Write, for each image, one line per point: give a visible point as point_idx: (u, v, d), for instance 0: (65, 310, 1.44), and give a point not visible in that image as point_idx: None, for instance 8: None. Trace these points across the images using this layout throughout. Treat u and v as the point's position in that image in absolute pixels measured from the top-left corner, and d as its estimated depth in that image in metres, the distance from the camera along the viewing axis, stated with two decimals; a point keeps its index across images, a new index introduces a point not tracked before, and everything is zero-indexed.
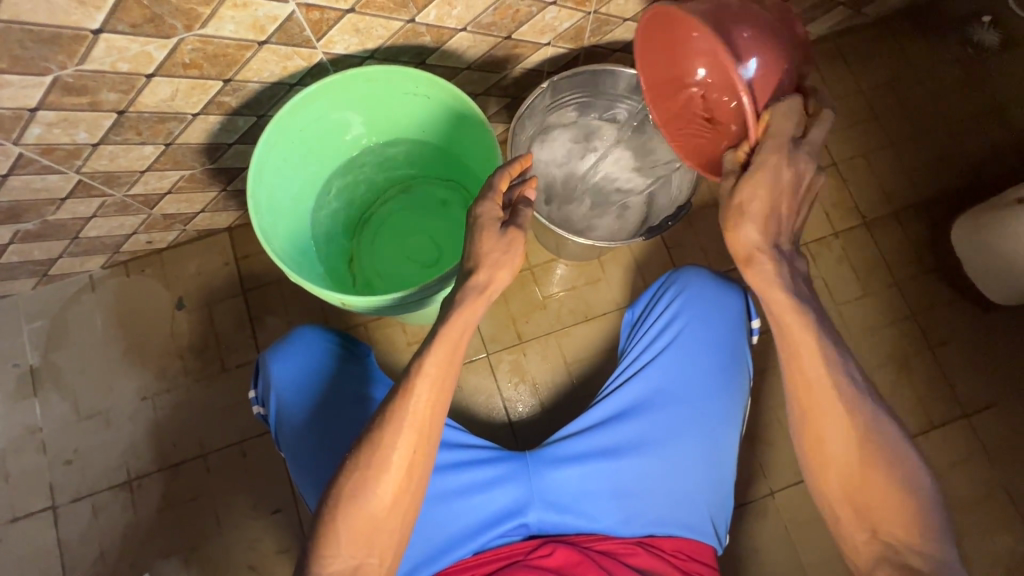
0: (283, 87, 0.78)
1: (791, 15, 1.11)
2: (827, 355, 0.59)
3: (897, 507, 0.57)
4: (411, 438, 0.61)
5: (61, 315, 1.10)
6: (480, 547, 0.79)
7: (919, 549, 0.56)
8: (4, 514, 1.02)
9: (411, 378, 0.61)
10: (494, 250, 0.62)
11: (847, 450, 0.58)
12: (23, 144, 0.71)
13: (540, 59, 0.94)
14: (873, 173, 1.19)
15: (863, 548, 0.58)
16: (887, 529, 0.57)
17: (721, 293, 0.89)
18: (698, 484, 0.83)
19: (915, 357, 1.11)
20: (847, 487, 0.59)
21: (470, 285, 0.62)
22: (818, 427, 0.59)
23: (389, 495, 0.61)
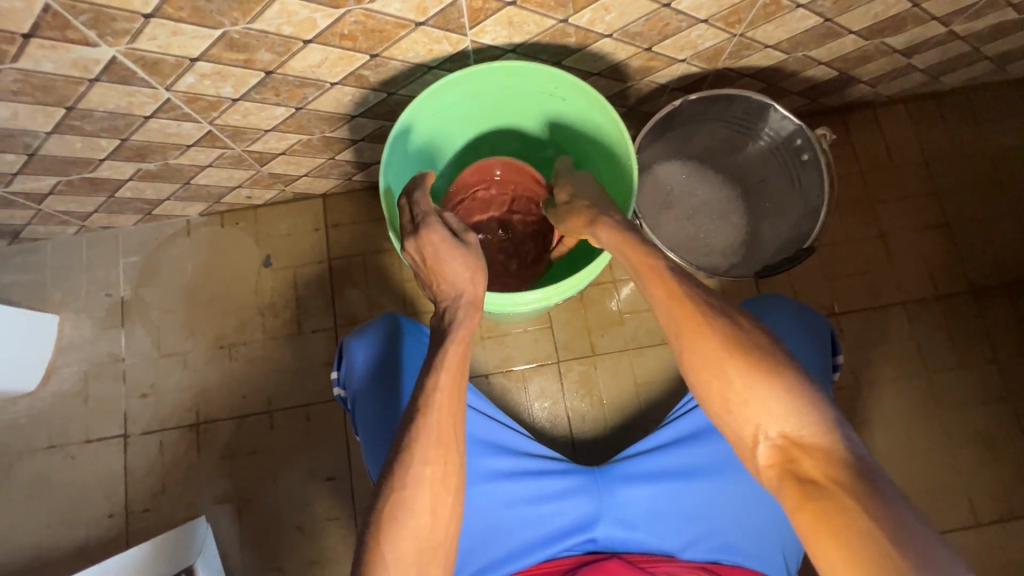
0: (422, 69, 0.78)
1: (933, 62, 1.05)
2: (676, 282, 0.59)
3: (768, 396, 0.53)
4: (439, 449, 0.59)
5: (156, 253, 1.14)
6: (546, 557, 0.79)
7: (807, 442, 0.51)
8: (79, 433, 1.07)
9: (426, 391, 0.62)
10: (466, 268, 0.67)
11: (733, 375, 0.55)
12: (173, 90, 0.73)
13: (670, 74, 0.92)
14: (987, 241, 1.13)
15: (768, 464, 0.53)
16: (773, 430, 0.52)
17: (807, 330, 0.86)
18: (769, 515, 0.80)
19: (1004, 440, 1.05)
20: (750, 412, 0.54)
21: (465, 301, 0.67)
22: (695, 345, 0.57)
23: (428, 509, 0.58)
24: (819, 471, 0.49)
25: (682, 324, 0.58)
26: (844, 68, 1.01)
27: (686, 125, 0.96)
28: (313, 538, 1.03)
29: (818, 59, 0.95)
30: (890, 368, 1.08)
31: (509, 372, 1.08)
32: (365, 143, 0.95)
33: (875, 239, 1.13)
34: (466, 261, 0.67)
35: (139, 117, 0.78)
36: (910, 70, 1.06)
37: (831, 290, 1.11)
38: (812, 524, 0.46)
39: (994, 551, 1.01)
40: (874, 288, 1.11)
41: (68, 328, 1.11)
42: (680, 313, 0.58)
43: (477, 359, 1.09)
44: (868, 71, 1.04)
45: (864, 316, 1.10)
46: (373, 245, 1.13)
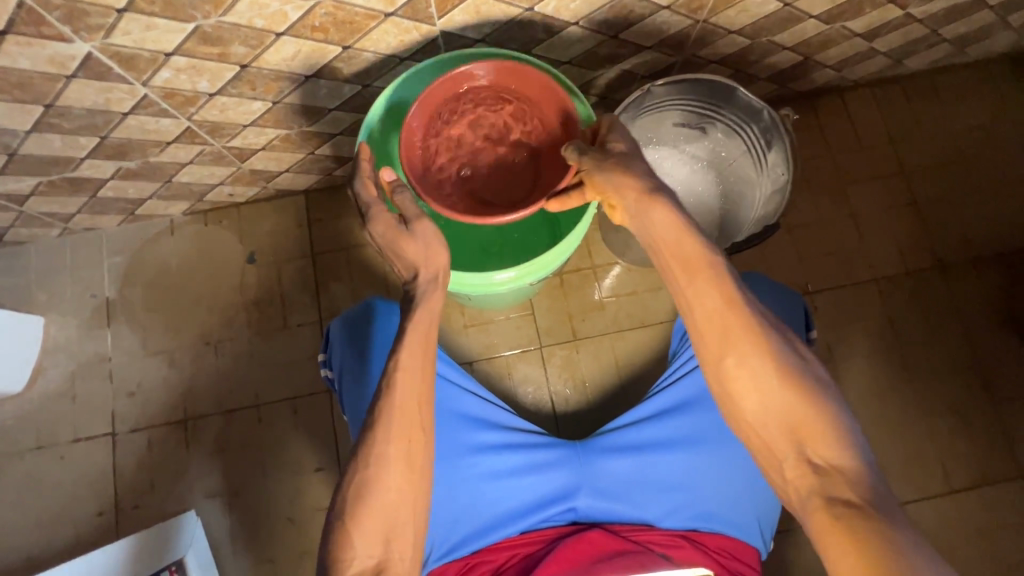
0: (394, 60, 0.80)
1: (894, 45, 1.08)
2: (727, 284, 0.60)
3: (809, 416, 0.55)
4: (406, 429, 0.62)
5: (140, 253, 1.15)
6: (528, 527, 0.81)
7: (843, 468, 0.53)
8: (66, 433, 1.07)
9: (390, 373, 0.64)
10: (421, 249, 0.67)
11: (766, 381, 0.57)
12: (150, 86, 0.74)
13: (639, 62, 0.94)
14: (953, 218, 1.16)
15: (795, 476, 0.55)
16: (812, 449, 0.54)
17: (780, 304, 0.88)
18: (746, 485, 0.82)
19: (975, 409, 1.08)
20: (776, 419, 0.56)
21: (423, 281, 0.68)
22: (739, 353, 0.58)
23: (396, 487, 0.61)
24: (852, 496, 0.51)
25: (727, 327, 0.59)
26: (808, 53, 1.04)
27: (658, 108, 0.98)
28: (304, 529, 1.04)
29: (781, 44, 0.98)
30: (864, 343, 1.11)
31: (493, 358, 1.10)
32: (343, 137, 0.97)
33: (845, 218, 1.16)
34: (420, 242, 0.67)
35: (117, 113, 0.79)
36: (872, 54, 1.10)
37: (804, 269, 1.13)
38: (829, 532, 0.50)
39: (968, 516, 1.04)
40: (846, 266, 1.14)
41: (54, 330, 1.11)
42: (711, 311, 0.59)
43: (462, 347, 1.10)
44: (832, 55, 1.07)
45: (837, 294, 1.13)
46: (355, 239, 1.15)
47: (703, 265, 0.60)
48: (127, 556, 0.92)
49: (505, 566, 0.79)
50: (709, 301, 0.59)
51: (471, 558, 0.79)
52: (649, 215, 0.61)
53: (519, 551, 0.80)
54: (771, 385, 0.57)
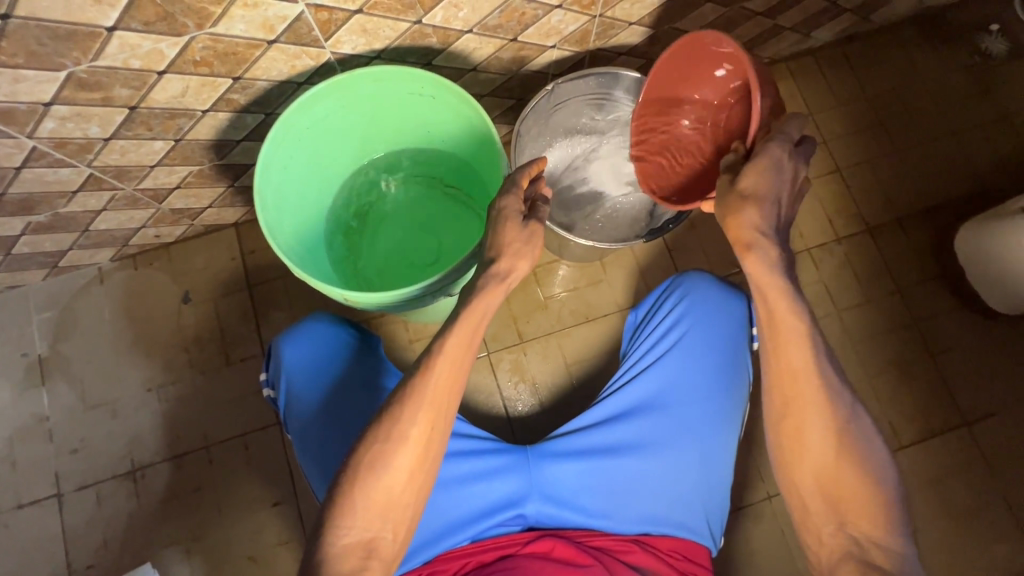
0: (292, 85, 0.79)
1: (798, 21, 1.11)
2: (811, 347, 0.60)
3: (860, 493, 0.59)
4: (426, 413, 0.62)
5: (70, 305, 1.12)
6: (477, 535, 0.81)
7: (883, 543, 0.58)
8: (10, 500, 1.04)
9: (432, 355, 0.62)
10: (516, 240, 0.65)
11: (819, 444, 0.60)
12: (36, 138, 0.72)
13: (546, 61, 0.95)
14: (877, 181, 1.19)
15: (832, 542, 0.60)
16: (854, 522, 0.59)
17: (724, 298, 0.90)
18: (692, 483, 0.84)
19: (915, 363, 1.11)
20: (819, 479, 0.60)
21: (491, 273, 0.64)
22: (799, 420, 0.61)
23: (404, 469, 0.61)
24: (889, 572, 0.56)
25: (792, 390, 0.61)
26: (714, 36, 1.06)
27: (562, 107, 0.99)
28: (267, 566, 1.02)
29: (684, 30, 1.00)
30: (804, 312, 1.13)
31: None
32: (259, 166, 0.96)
33: None
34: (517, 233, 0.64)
35: (10, 168, 0.77)
36: (779, 30, 1.12)
37: None
38: None
39: (918, 469, 1.06)
40: None
41: None
42: (786, 363, 0.61)
43: (409, 362, 1.10)
44: (739, 35, 1.09)
45: None
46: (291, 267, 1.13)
47: (792, 334, 0.60)
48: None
49: None
50: (791, 354, 0.61)
51: (421, 568, 0.78)
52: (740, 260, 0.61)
53: (469, 560, 0.78)
54: (823, 451, 0.60)
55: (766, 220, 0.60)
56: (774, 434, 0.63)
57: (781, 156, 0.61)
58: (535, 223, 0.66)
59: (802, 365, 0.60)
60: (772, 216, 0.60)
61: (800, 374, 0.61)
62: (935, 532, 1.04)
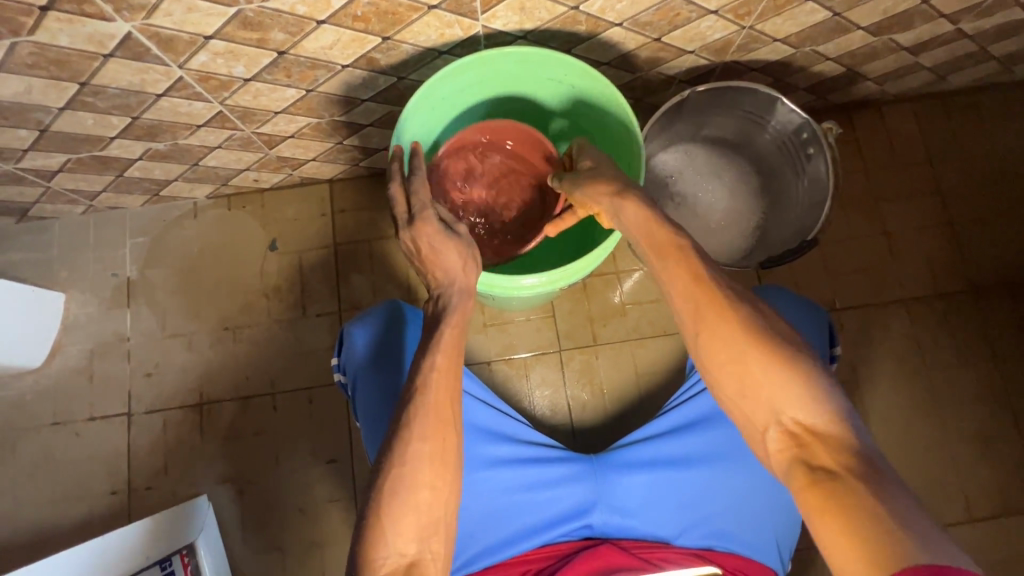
0: (432, 53, 0.78)
1: (940, 61, 1.06)
2: (698, 264, 0.60)
3: (781, 375, 0.53)
4: (437, 427, 0.60)
5: (163, 234, 1.14)
6: (543, 542, 0.81)
7: (828, 432, 0.51)
8: (83, 411, 1.07)
9: (424, 373, 0.63)
10: (456, 258, 0.68)
11: (735, 342, 0.56)
12: (186, 69, 0.73)
13: (678, 66, 0.92)
14: (989, 241, 1.13)
15: (777, 448, 0.53)
16: (793, 413, 0.52)
17: (805, 310, 0.87)
18: (764, 504, 0.81)
19: (1000, 438, 1.06)
20: (745, 378, 0.55)
21: (460, 288, 0.69)
22: (712, 329, 0.57)
23: (428, 484, 0.58)
24: (840, 459, 0.49)
25: (698, 297, 0.58)
26: (851, 64, 1.01)
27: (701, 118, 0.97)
28: (314, 520, 1.04)
29: (825, 55, 0.96)
30: (889, 365, 1.09)
31: (511, 359, 1.09)
32: (373, 127, 0.96)
33: (878, 235, 1.14)
34: (456, 250, 0.68)
35: (151, 95, 0.78)
36: (917, 68, 1.07)
37: (832, 286, 1.11)
38: (818, 507, 0.47)
39: (987, 547, 1.02)
40: (874, 285, 1.12)
41: (74, 307, 1.11)
42: (687, 285, 0.59)
43: (480, 344, 1.09)
44: (876, 67, 1.04)
45: (865, 313, 1.11)
46: (379, 232, 1.14)
47: (677, 252, 0.60)
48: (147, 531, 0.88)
49: None
50: (680, 275, 0.60)
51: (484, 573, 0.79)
52: (622, 207, 0.64)
53: (533, 567, 0.80)
54: (742, 348, 0.55)
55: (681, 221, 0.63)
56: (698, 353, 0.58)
57: None
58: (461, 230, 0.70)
59: (696, 279, 0.59)
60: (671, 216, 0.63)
61: (698, 281, 0.59)
62: None
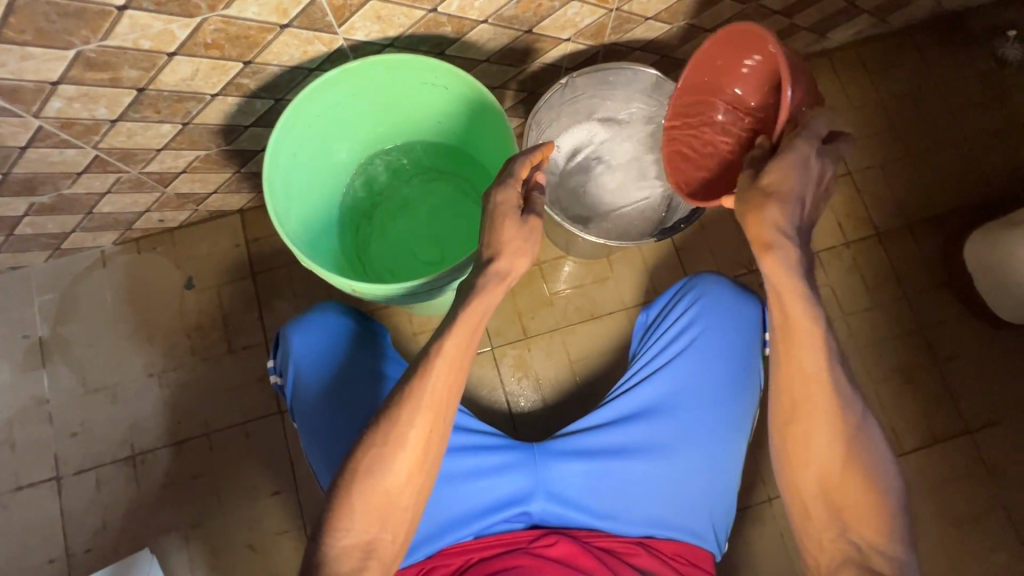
0: (302, 71, 0.78)
1: (815, 20, 1.10)
2: (824, 356, 0.61)
3: (861, 496, 0.61)
4: (427, 417, 0.62)
5: (73, 287, 1.11)
6: (481, 531, 0.81)
7: (886, 551, 0.61)
8: (8, 482, 1.03)
9: (430, 358, 0.62)
10: (515, 238, 0.63)
11: (823, 450, 0.62)
12: (42, 117, 0.71)
13: (559, 54, 0.93)
14: (889, 185, 1.18)
15: (831, 546, 0.63)
16: (856, 528, 0.62)
17: (738, 302, 0.89)
18: (700, 489, 0.84)
19: (920, 370, 1.10)
20: (823, 487, 0.63)
21: (492, 272, 0.63)
22: (808, 426, 0.62)
23: (404, 471, 0.62)
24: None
25: (803, 395, 0.62)
26: None
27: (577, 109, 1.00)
28: (265, 555, 1.02)
29: (701, 27, 0.99)
30: None
31: None
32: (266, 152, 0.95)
33: None
34: (517, 231, 0.63)
35: (14, 148, 0.76)
36: (795, 30, 1.11)
37: (748, 248, 1.15)
38: None
39: (920, 476, 1.06)
40: None
41: None
42: (797, 366, 0.62)
43: (412, 354, 1.09)
44: None
45: None
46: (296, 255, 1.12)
47: (807, 338, 0.61)
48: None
49: (459, 571, 0.78)
50: (801, 359, 0.62)
51: (425, 562, 0.79)
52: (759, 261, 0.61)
53: (472, 556, 0.79)
54: (827, 457, 0.62)
55: (788, 218, 0.59)
56: (780, 440, 0.64)
57: (796, 155, 0.60)
58: (534, 217, 0.64)
59: (812, 368, 0.62)
60: (793, 214, 0.60)
61: (817, 378, 0.62)
62: (934, 539, 1.04)
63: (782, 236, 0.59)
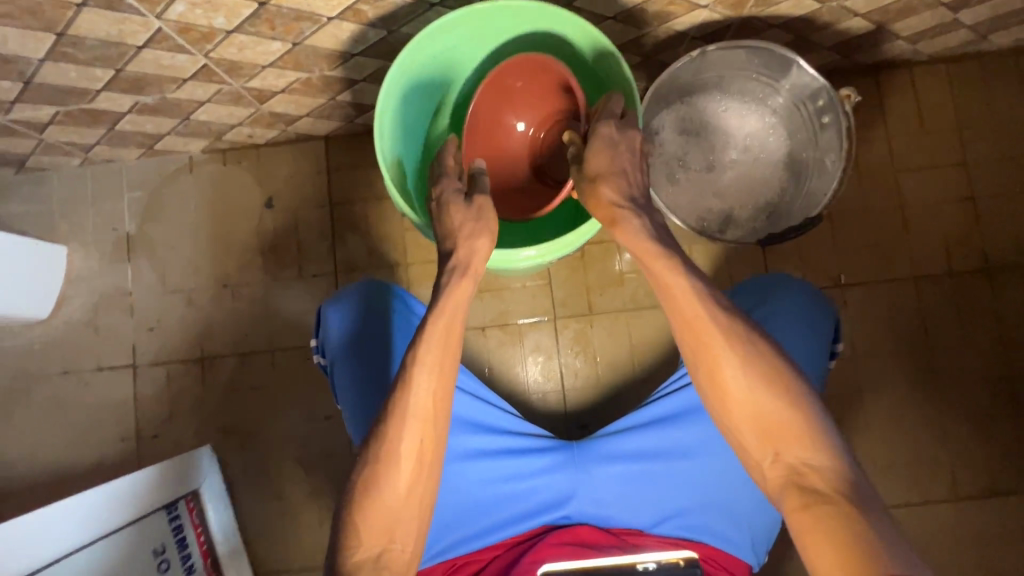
0: (423, 5, 0.74)
1: (982, 19, 0.97)
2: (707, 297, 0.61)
3: (776, 405, 0.58)
4: (419, 427, 0.61)
5: (160, 188, 1.14)
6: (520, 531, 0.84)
7: (815, 462, 0.56)
8: (90, 361, 1.11)
9: (408, 368, 0.62)
10: (466, 222, 0.67)
11: (733, 381, 0.59)
12: (164, 19, 0.70)
13: (691, 21, 0.85)
14: (1014, 218, 1.08)
15: (775, 475, 0.58)
16: (789, 448, 0.57)
17: (800, 308, 0.83)
18: (738, 498, 0.82)
19: (998, 420, 1.04)
20: (740, 412, 0.59)
21: (452, 265, 0.67)
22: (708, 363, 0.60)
23: (404, 484, 0.60)
24: (829, 488, 0.54)
25: (696, 336, 0.61)
26: (881, 21, 0.93)
27: (720, 75, 0.90)
28: (312, 472, 1.08)
29: (854, 11, 0.88)
30: (888, 343, 1.07)
31: (505, 325, 1.09)
32: (366, 83, 0.92)
33: (892, 208, 1.09)
34: (462, 215, 0.67)
35: (131, 47, 0.75)
36: (956, 27, 0.98)
37: (839, 260, 1.08)
38: (806, 535, 0.53)
39: (968, 525, 1.03)
40: (881, 261, 1.08)
41: (77, 261, 1.13)
42: (679, 311, 0.61)
43: (473, 309, 1.09)
44: (911, 25, 0.96)
45: (870, 289, 1.08)
46: (375, 192, 1.12)
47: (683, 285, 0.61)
48: (140, 487, 0.91)
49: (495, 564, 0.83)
50: (685, 304, 0.61)
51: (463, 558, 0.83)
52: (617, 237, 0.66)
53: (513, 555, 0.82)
54: (738, 387, 0.59)
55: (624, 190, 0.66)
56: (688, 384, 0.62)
57: None
58: (480, 199, 0.69)
59: (698, 309, 0.61)
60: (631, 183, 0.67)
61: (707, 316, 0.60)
62: None
63: (620, 209, 0.66)
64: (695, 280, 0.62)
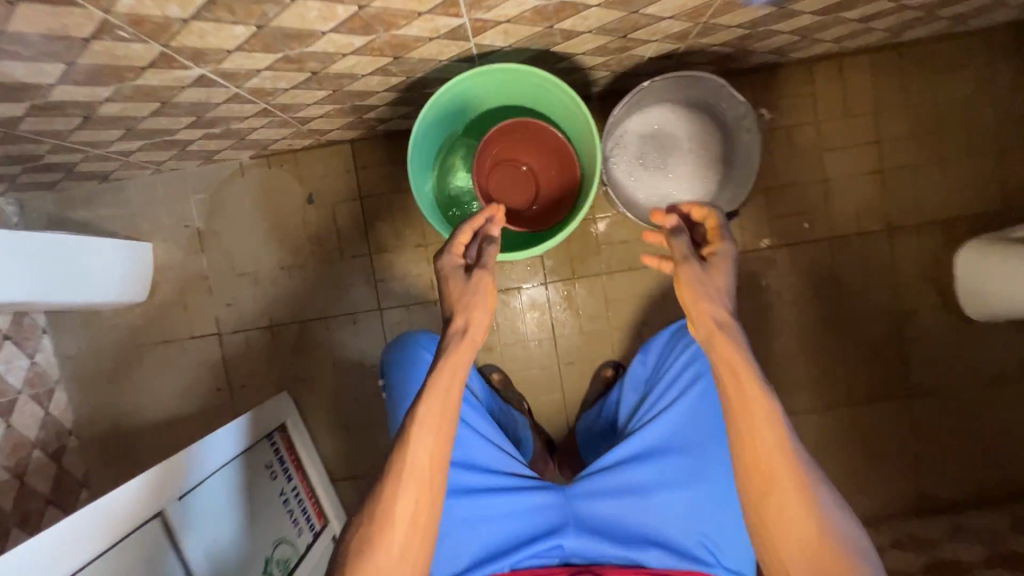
0: (434, 62, 0.95)
1: (893, 24, 1.17)
2: (782, 428, 0.71)
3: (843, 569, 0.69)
4: (413, 492, 0.74)
5: (219, 190, 1.38)
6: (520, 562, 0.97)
7: None
8: (184, 332, 1.42)
9: (406, 437, 0.75)
10: (464, 297, 0.81)
11: (801, 524, 0.70)
12: (241, 88, 0.93)
13: (645, 50, 1.05)
14: (915, 186, 1.34)
15: None
16: None
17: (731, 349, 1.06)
18: (703, 519, 0.97)
19: (887, 345, 1.37)
20: (802, 553, 0.70)
21: (453, 332, 0.80)
22: (779, 499, 0.71)
23: (396, 549, 0.73)
24: None
25: (768, 462, 0.71)
26: (805, 34, 1.13)
27: (665, 95, 1.14)
28: (366, 407, 1.42)
29: (779, 32, 1.08)
30: (807, 291, 1.36)
31: (507, 290, 1.38)
32: (387, 107, 1.14)
33: (817, 182, 1.34)
34: (459, 288, 0.82)
35: (213, 104, 0.98)
36: (871, 31, 1.18)
37: (772, 227, 1.35)
38: None
39: (859, 422, 1.38)
40: (805, 226, 1.35)
41: (161, 253, 1.40)
42: (758, 437, 0.71)
43: None
44: (831, 33, 1.16)
45: (796, 249, 1.36)
46: (396, 186, 1.37)
47: (759, 407, 0.71)
48: (205, 455, 0.99)
49: None
50: (760, 423, 0.72)
51: None
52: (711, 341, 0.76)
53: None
54: (805, 530, 0.70)
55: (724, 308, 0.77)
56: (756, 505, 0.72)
57: None
58: (478, 275, 0.81)
59: (773, 436, 0.71)
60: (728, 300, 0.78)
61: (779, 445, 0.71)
62: (857, 464, 1.40)
63: (724, 323, 0.76)
64: (767, 389, 0.73)
